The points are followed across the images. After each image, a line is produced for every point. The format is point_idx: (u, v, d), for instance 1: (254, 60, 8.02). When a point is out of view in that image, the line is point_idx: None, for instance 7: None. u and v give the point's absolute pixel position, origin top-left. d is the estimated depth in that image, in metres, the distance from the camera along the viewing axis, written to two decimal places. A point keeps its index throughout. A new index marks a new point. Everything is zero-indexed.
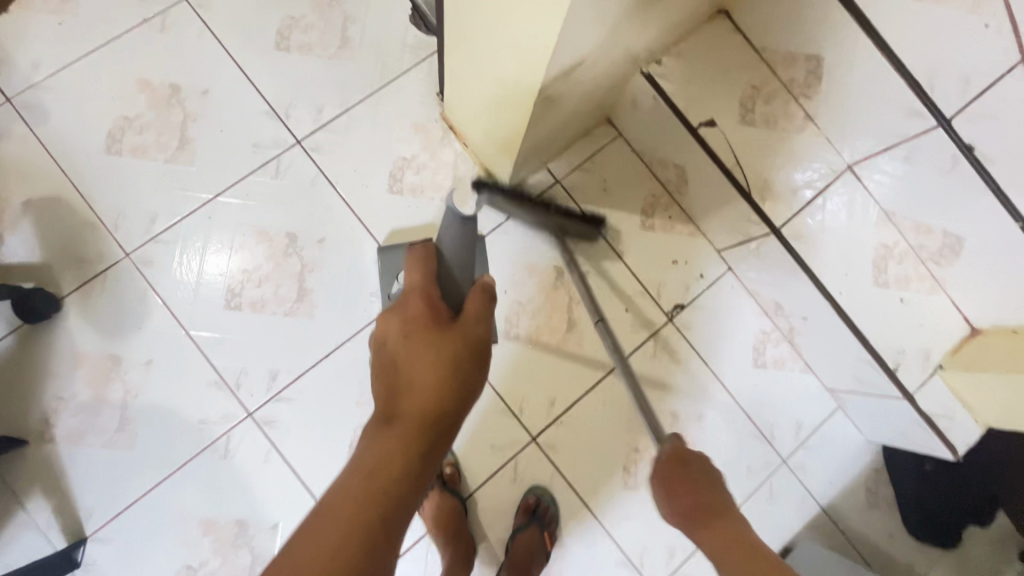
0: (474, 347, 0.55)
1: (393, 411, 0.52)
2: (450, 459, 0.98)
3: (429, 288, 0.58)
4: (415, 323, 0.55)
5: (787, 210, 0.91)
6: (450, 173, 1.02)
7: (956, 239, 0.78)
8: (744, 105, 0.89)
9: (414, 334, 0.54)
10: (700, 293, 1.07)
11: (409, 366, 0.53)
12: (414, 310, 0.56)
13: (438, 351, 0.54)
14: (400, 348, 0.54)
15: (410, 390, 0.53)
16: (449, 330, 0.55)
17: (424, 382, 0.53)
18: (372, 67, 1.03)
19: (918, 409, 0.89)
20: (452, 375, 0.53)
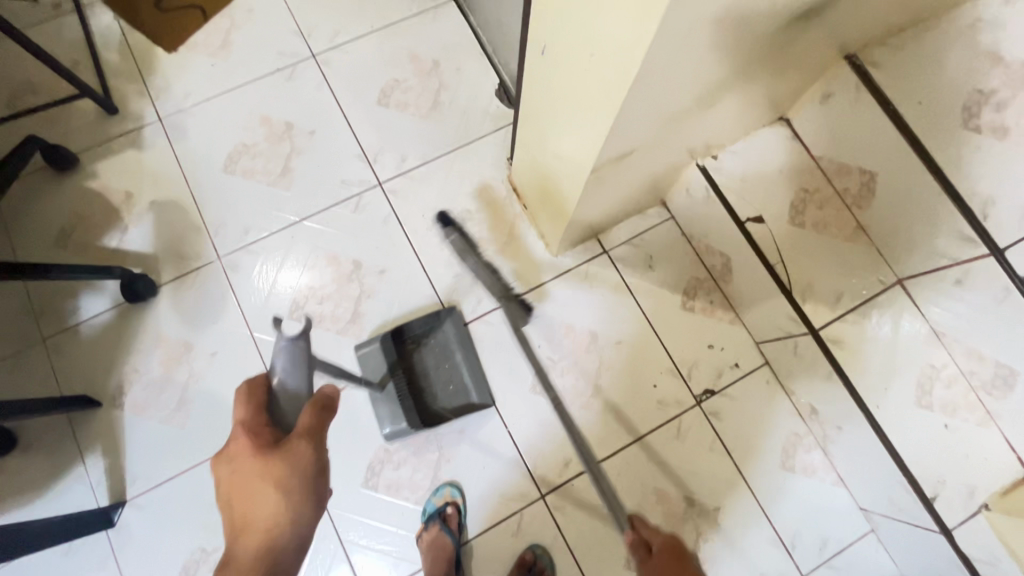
0: (300, 467, 0.60)
1: (231, 553, 0.59)
2: (457, 498, 0.99)
3: (252, 423, 0.63)
4: (239, 460, 0.61)
5: (829, 313, 0.91)
6: (506, 230, 1.11)
7: (1010, 369, 0.74)
8: (795, 207, 0.92)
9: (240, 469, 0.60)
10: (732, 382, 1.06)
11: (249, 508, 0.59)
12: (237, 449, 0.61)
13: (264, 483, 0.59)
14: (231, 489, 0.60)
15: (248, 529, 0.59)
16: (274, 458, 0.60)
17: (263, 517, 0.59)
18: (455, 128, 1.16)
19: (959, 550, 0.82)
20: (282, 500, 0.59)
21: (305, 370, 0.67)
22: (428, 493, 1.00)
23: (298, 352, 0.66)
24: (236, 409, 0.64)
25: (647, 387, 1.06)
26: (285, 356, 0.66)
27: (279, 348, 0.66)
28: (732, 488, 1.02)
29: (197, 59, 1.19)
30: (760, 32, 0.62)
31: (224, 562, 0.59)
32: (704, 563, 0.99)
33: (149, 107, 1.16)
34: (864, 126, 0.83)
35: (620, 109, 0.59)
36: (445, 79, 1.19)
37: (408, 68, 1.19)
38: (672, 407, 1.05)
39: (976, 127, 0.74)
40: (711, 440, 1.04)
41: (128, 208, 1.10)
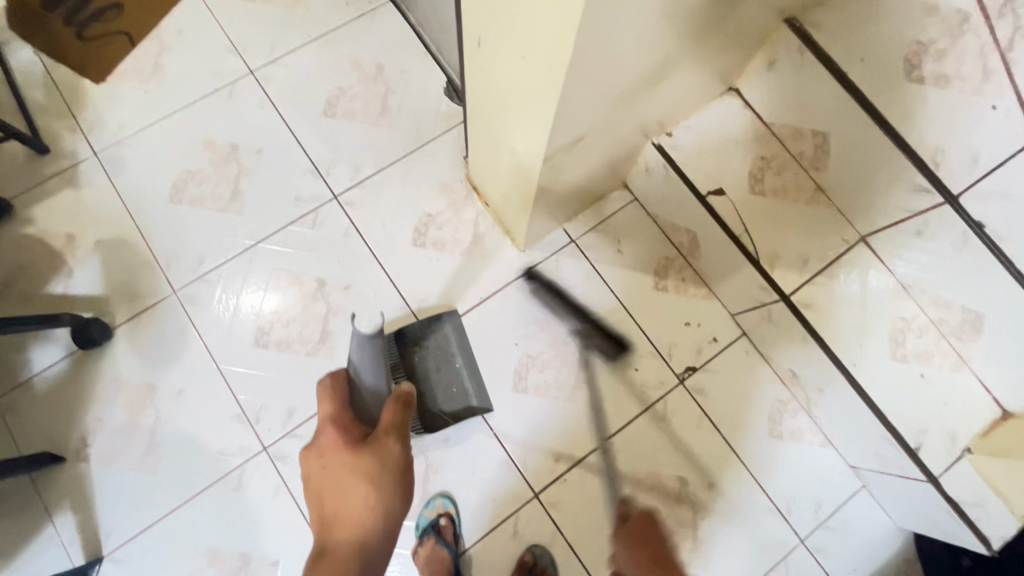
0: (388, 461, 0.63)
1: (324, 544, 0.61)
2: (450, 508, 0.97)
3: (340, 418, 0.67)
4: (331, 454, 0.64)
5: (797, 278, 0.90)
6: (470, 230, 1.09)
7: (976, 314, 0.78)
8: (754, 176, 0.91)
9: (333, 464, 0.63)
10: (712, 357, 1.06)
11: (339, 501, 0.62)
12: (328, 443, 0.65)
13: (357, 474, 0.62)
14: (323, 482, 0.63)
15: (339, 523, 0.62)
16: (367, 454, 0.63)
17: (354, 510, 0.62)
18: (407, 133, 1.13)
19: (945, 495, 0.84)
20: (375, 495, 0.62)
21: (384, 371, 0.66)
22: (420, 506, 0.97)
23: (374, 349, 0.63)
24: (324, 404, 0.67)
25: (629, 373, 1.05)
26: (363, 352, 0.63)
27: (357, 344, 0.63)
28: (723, 463, 1.02)
29: (128, 87, 1.14)
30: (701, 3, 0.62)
31: (320, 552, 0.61)
32: (704, 540, 0.99)
33: (82, 143, 1.10)
34: (810, 86, 0.84)
35: (563, 94, 0.57)
36: (390, 83, 1.16)
37: (351, 75, 1.16)
38: (655, 390, 1.04)
39: (920, 78, 0.74)
40: (698, 418, 1.03)
41: (72, 251, 1.04)
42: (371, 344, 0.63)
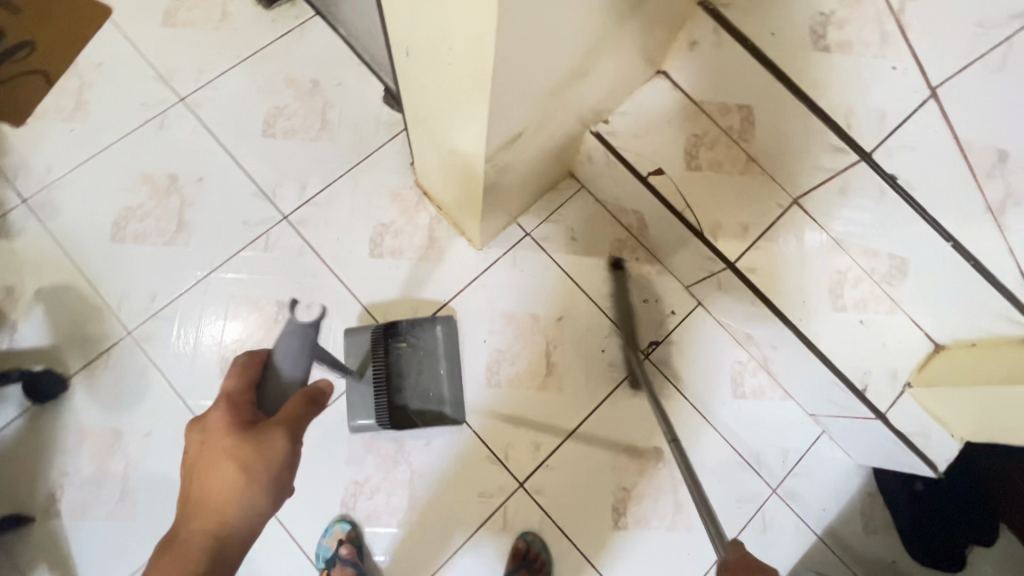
0: (271, 457, 0.57)
1: (176, 528, 0.57)
2: (351, 529, 0.96)
3: (236, 398, 0.61)
4: (213, 434, 0.58)
5: (740, 245, 0.95)
6: (426, 234, 1.10)
7: (901, 260, 0.86)
8: (689, 152, 0.96)
9: (211, 445, 0.58)
10: (673, 329, 1.10)
11: (212, 485, 0.57)
12: (215, 420, 0.59)
13: (234, 462, 0.57)
14: (199, 462, 0.58)
15: (205, 510, 0.56)
16: (249, 442, 0.57)
17: (216, 499, 0.56)
18: (350, 145, 1.13)
19: (894, 429, 0.92)
20: (247, 488, 0.57)
21: (306, 361, 0.64)
22: (319, 536, 0.96)
23: (301, 339, 0.64)
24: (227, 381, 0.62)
25: (596, 354, 1.08)
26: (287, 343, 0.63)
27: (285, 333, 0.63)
28: (695, 428, 1.06)
29: (52, 128, 1.09)
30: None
31: (172, 538, 0.57)
32: (684, 505, 1.02)
33: (9, 190, 1.06)
34: (730, 64, 0.88)
35: (493, 95, 0.59)
36: (327, 97, 1.15)
37: (287, 93, 1.14)
38: (623, 367, 1.08)
39: (825, 47, 0.78)
40: (666, 388, 1.08)
41: (12, 304, 1.00)
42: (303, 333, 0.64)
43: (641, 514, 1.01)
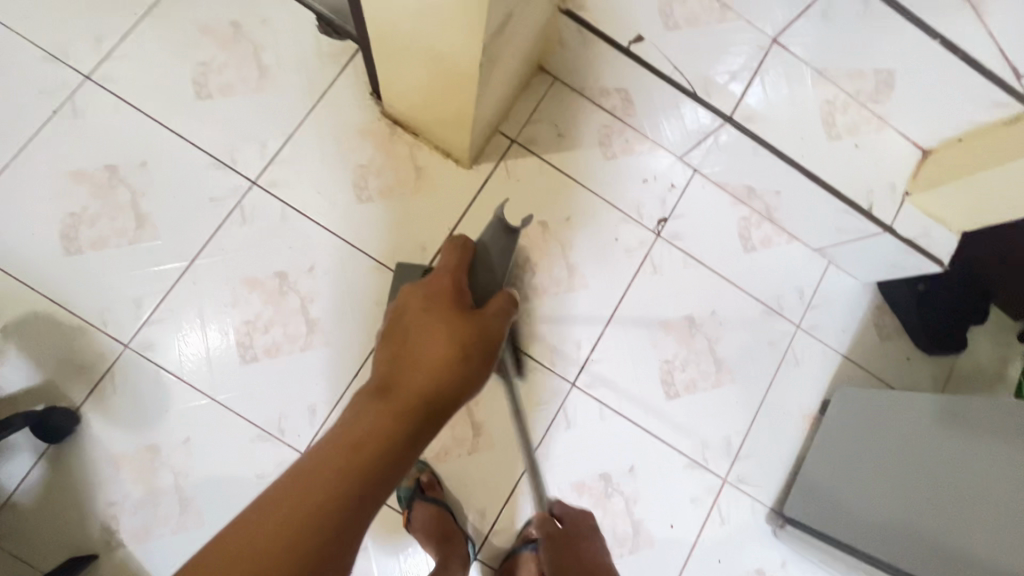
0: (485, 334, 0.62)
1: (392, 379, 0.58)
2: (427, 468, 0.96)
3: (457, 278, 0.68)
4: (436, 304, 0.64)
5: (731, 99, 0.96)
6: (411, 165, 1.03)
7: (887, 74, 0.84)
8: (664, 12, 0.88)
9: (432, 315, 0.63)
10: (676, 202, 1.11)
11: (421, 343, 0.60)
12: (438, 291, 0.66)
13: (450, 329, 0.61)
14: (417, 321, 0.62)
15: (414, 364, 0.58)
16: (470, 319, 0.63)
17: (430, 356, 0.59)
18: (299, 88, 1.02)
19: (900, 238, 0.99)
20: (457, 354, 0.59)
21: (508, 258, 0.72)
22: None
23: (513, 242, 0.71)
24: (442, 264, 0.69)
25: (610, 244, 1.08)
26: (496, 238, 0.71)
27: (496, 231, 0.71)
28: (718, 289, 1.10)
29: None
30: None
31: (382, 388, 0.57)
32: (725, 361, 1.07)
33: None
34: None
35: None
36: (255, 40, 1.02)
37: (207, 44, 1.00)
38: (638, 250, 1.09)
39: None
40: (682, 260, 1.10)
41: None
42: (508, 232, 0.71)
43: (689, 379, 1.06)
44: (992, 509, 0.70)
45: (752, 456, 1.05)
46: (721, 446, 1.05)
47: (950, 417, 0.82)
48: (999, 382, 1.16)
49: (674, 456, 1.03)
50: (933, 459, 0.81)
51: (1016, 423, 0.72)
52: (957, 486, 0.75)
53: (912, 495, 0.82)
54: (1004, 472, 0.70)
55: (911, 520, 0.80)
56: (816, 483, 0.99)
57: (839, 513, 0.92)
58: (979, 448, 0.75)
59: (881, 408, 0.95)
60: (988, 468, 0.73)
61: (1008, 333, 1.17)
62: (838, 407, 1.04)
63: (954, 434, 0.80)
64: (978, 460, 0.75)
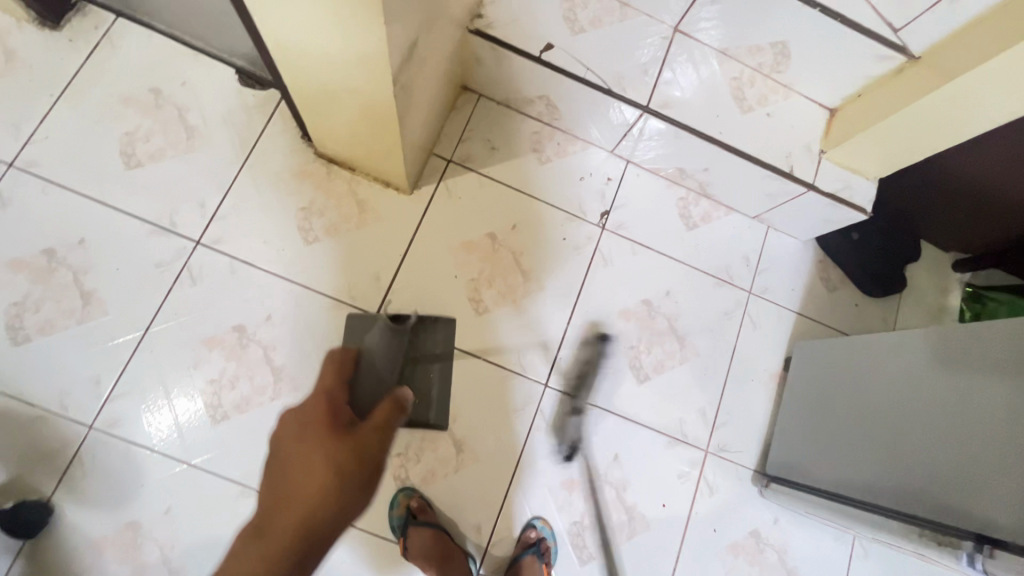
0: (364, 456, 0.63)
1: (266, 521, 0.58)
2: (416, 493, 0.97)
3: (332, 400, 0.68)
4: (310, 432, 0.64)
5: (645, 88, 1.00)
6: (352, 200, 1.05)
7: (781, 45, 0.96)
8: (569, 18, 0.98)
9: (308, 443, 0.63)
10: (614, 194, 1.15)
11: (298, 475, 0.61)
12: (310, 421, 0.66)
13: (325, 456, 0.61)
14: (291, 458, 0.62)
15: (291, 498, 0.59)
16: (345, 443, 0.63)
17: (304, 492, 0.59)
18: (230, 143, 1.03)
19: (824, 194, 1.03)
20: (333, 483, 0.60)
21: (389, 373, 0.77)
22: (387, 510, 0.96)
23: None
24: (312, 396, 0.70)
25: (560, 244, 1.11)
26: None
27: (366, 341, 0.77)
28: (668, 269, 1.14)
29: None
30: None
31: (261, 531, 0.58)
32: (686, 337, 1.11)
33: None
34: None
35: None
36: (179, 103, 1.03)
37: (131, 114, 1.01)
38: (587, 245, 1.12)
39: None
40: (630, 247, 1.13)
41: None
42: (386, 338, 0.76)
43: (656, 361, 1.09)
44: (961, 436, 0.72)
45: (729, 423, 1.09)
46: (697, 419, 1.08)
47: (922, 350, 0.83)
48: (942, 312, 1.23)
49: (655, 437, 1.06)
50: (910, 395, 0.82)
51: (989, 347, 0.73)
52: (932, 417, 0.77)
53: (890, 432, 0.83)
54: (975, 398, 0.72)
55: (888, 457, 0.82)
56: (803, 433, 1.01)
57: (825, 461, 0.94)
58: (951, 377, 0.77)
59: (855, 348, 0.96)
60: (965, 399, 0.73)
61: (941, 264, 1.25)
62: (814, 355, 1.05)
63: (927, 367, 0.81)
64: (950, 390, 0.76)
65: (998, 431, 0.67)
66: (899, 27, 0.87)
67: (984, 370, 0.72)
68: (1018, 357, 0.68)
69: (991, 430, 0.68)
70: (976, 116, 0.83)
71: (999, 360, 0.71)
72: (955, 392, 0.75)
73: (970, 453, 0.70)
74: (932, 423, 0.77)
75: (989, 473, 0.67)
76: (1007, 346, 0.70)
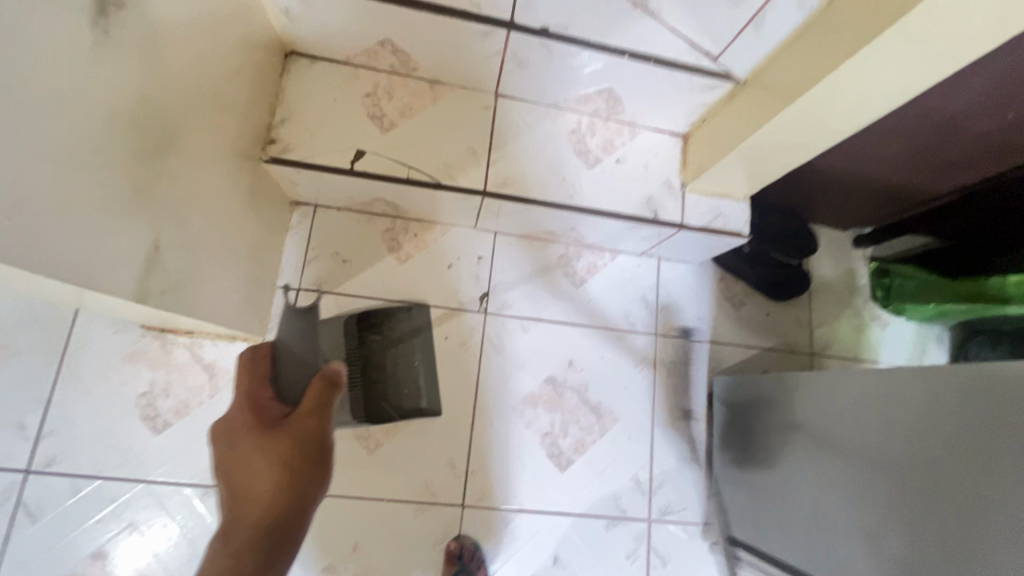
0: (304, 435, 0.65)
1: (229, 528, 0.60)
2: None
3: (259, 392, 0.73)
4: (240, 432, 0.66)
5: (480, 170, 0.90)
6: (198, 368, 0.93)
7: (608, 91, 0.89)
8: (375, 114, 0.88)
9: (240, 440, 0.65)
10: (489, 272, 1.06)
11: (244, 475, 0.62)
12: (239, 419, 0.68)
13: (264, 451, 0.63)
14: (231, 464, 0.63)
15: (243, 502, 0.61)
16: (281, 432, 0.65)
17: (256, 486, 0.61)
18: (38, 345, 0.90)
19: (696, 229, 0.96)
20: (279, 472, 0.62)
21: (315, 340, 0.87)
22: None
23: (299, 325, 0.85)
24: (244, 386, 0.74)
25: (443, 345, 1.02)
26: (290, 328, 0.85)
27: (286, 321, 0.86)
28: (564, 336, 1.06)
29: None
30: (119, 34, 0.49)
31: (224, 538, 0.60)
32: (600, 404, 1.04)
33: None
34: (347, 17, 0.79)
35: (26, 259, 0.43)
36: None
37: None
38: (473, 337, 1.03)
39: None
40: (519, 325, 1.05)
41: None
42: (300, 314, 0.87)
43: (575, 441, 1.01)
44: (919, 438, 0.63)
45: (666, 484, 1.03)
46: (632, 490, 1.01)
47: (850, 402, 0.74)
48: (854, 295, 1.19)
49: (592, 523, 0.99)
50: (848, 457, 0.73)
51: (923, 406, 0.64)
52: (884, 496, 0.67)
53: (825, 508, 0.76)
54: (920, 384, 0.65)
55: (837, 537, 0.73)
56: (750, 492, 0.94)
57: (771, 524, 0.88)
58: (887, 438, 0.68)
59: (786, 395, 0.87)
60: (909, 388, 0.66)
61: (842, 244, 1.20)
62: (739, 398, 0.99)
63: (861, 422, 0.72)
64: (884, 391, 0.69)
65: (959, 406, 0.60)
66: (717, 54, 0.78)
67: (922, 431, 0.63)
68: (958, 423, 0.59)
69: (954, 414, 0.60)
70: (823, 133, 0.75)
71: (937, 424, 0.62)
72: (892, 456, 0.66)
73: (944, 446, 0.60)
74: (875, 494, 0.68)
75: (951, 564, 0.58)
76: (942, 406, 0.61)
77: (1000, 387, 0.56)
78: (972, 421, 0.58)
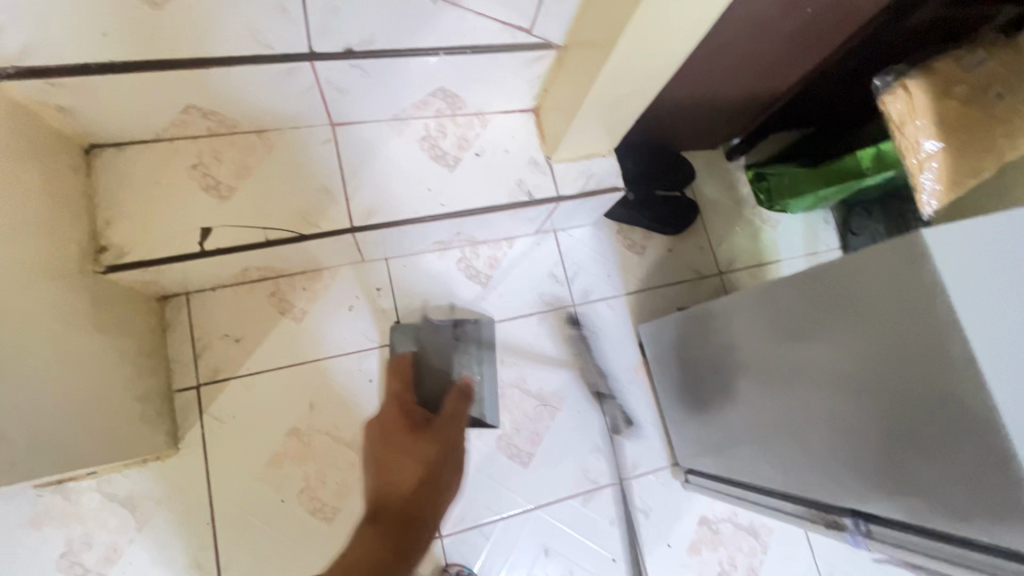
0: (448, 444, 0.69)
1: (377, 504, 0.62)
2: None
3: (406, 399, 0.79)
4: (393, 432, 0.72)
5: (340, 208, 0.85)
6: (116, 506, 0.86)
7: (442, 91, 0.85)
8: (208, 186, 0.82)
9: (390, 439, 0.70)
10: (393, 300, 1.02)
11: (395, 461, 0.67)
12: (392, 421, 0.74)
13: (409, 448, 0.68)
14: (382, 452, 0.68)
15: (391, 483, 0.64)
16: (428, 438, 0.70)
17: (403, 475, 0.65)
18: None
19: (574, 195, 0.96)
20: (425, 468, 0.66)
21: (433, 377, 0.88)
22: None
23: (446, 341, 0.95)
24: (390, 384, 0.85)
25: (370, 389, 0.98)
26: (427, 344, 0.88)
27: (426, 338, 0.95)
28: None
29: None
30: None
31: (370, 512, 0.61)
32: (542, 389, 1.04)
33: None
34: (133, 97, 0.71)
35: None
36: None
37: None
38: None
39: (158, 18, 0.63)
40: None
41: None
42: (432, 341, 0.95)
43: (529, 433, 1.02)
44: (852, 384, 0.59)
45: (625, 442, 1.05)
46: (595, 460, 1.03)
47: (783, 342, 0.70)
48: (743, 205, 1.24)
49: (568, 506, 1.00)
50: (796, 395, 0.68)
51: (836, 296, 0.61)
52: (819, 437, 0.65)
53: (765, 442, 0.76)
54: (848, 323, 0.59)
55: (781, 469, 0.74)
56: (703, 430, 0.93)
57: (724, 461, 0.89)
58: (814, 338, 0.65)
59: (715, 324, 0.85)
60: (838, 329, 0.60)
61: (718, 161, 1.24)
62: (685, 339, 0.94)
63: (813, 363, 0.65)
64: (815, 327, 0.64)
65: (888, 350, 0.55)
66: (530, 26, 0.76)
67: (876, 374, 0.56)
68: (874, 313, 0.56)
69: (883, 357, 0.55)
70: (652, 79, 0.75)
71: (865, 369, 0.57)
72: (821, 356, 0.63)
73: (873, 391, 0.57)
74: (817, 406, 0.65)
75: (908, 479, 0.55)
76: (854, 291, 0.58)
77: (888, 261, 0.53)
78: (898, 364, 0.54)
